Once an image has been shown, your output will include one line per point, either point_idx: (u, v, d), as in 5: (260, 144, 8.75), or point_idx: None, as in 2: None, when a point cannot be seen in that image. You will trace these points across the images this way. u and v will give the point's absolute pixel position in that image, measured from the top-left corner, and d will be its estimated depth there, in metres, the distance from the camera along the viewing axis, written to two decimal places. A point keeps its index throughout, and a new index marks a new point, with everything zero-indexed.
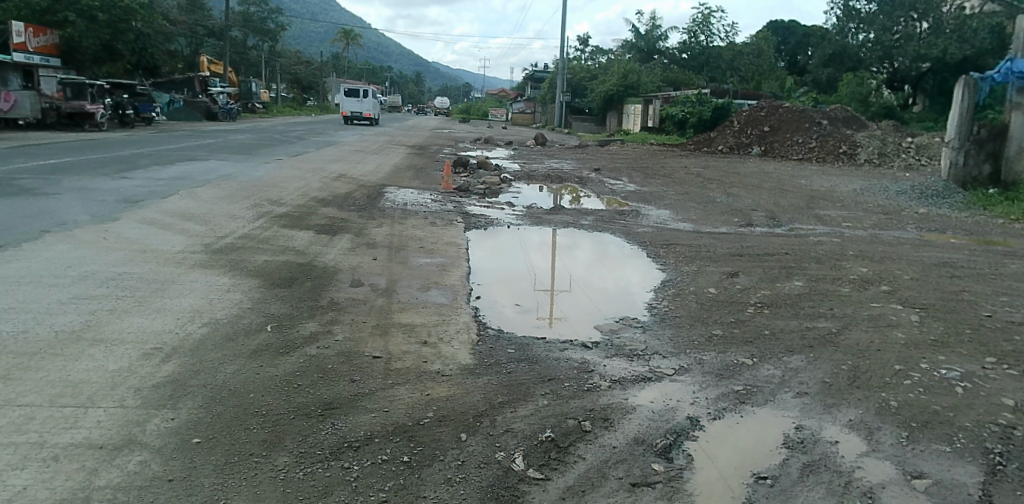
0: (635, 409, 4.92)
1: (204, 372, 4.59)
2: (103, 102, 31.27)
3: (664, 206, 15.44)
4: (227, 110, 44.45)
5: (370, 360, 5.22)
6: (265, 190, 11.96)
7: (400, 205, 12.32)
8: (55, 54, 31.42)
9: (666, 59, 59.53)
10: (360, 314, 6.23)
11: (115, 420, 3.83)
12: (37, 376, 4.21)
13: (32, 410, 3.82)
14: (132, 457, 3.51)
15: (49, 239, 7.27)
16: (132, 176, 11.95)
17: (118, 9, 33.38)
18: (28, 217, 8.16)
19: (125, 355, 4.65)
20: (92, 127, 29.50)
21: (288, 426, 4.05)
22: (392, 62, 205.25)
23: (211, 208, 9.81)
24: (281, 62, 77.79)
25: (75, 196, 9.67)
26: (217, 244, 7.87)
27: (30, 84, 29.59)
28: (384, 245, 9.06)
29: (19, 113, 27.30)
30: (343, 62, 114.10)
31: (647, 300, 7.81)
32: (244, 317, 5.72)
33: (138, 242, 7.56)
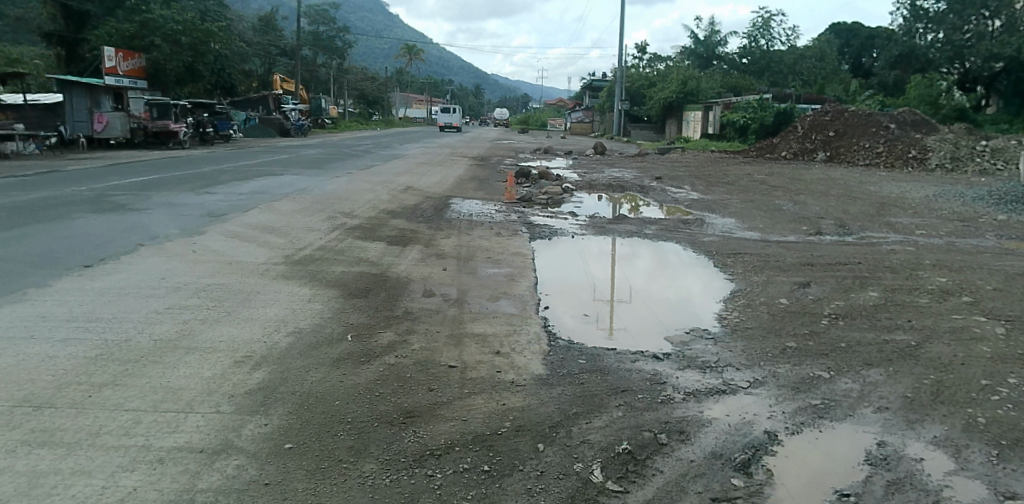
0: (711, 423, 4.84)
1: (292, 379, 4.76)
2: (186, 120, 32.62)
3: (728, 214, 15.18)
4: (298, 126, 46.01)
5: (446, 370, 5.31)
6: (338, 203, 12.34)
7: (465, 216, 12.51)
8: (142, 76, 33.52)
9: (725, 64, 58.65)
10: (433, 324, 6.36)
11: (213, 425, 4.02)
12: (141, 382, 4.45)
13: (138, 415, 4.05)
14: (230, 461, 3.68)
15: (144, 252, 7.70)
16: (215, 191, 12.53)
17: (199, 32, 35.17)
18: (124, 231, 8.67)
19: (218, 363, 4.87)
20: (176, 145, 30.86)
21: (372, 434, 4.17)
22: (452, 75, 208.93)
23: (289, 221, 10.20)
24: (347, 78, 80.33)
25: (164, 211, 10.20)
26: (296, 256, 8.17)
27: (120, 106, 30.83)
28: (452, 255, 9.19)
29: (110, 134, 29.24)
30: (407, 76, 117.11)
31: (715, 311, 7.69)
32: (326, 326, 5.91)
33: (225, 254, 7.93)
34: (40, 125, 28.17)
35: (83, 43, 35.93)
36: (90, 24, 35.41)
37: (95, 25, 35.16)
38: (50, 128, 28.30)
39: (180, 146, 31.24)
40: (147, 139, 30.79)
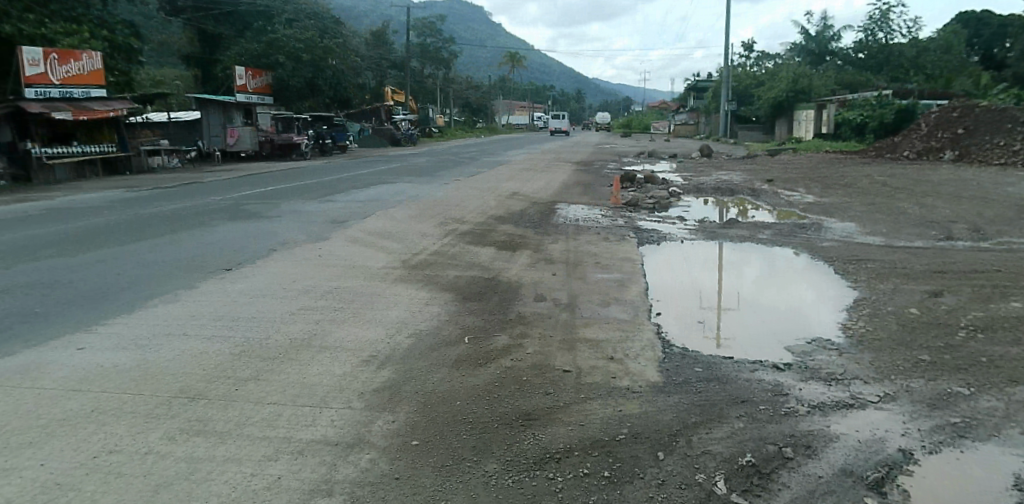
0: (839, 438, 4.59)
1: (415, 379, 4.95)
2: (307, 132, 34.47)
3: (847, 218, 14.34)
4: (408, 136, 47.67)
5: (561, 373, 5.34)
6: (450, 209, 12.68)
7: (571, 221, 12.51)
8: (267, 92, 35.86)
9: (840, 60, 55.53)
10: (546, 328, 6.41)
11: (346, 420, 4.24)
12: (280, 377, 4.78)
13: (279, 408, 4.34)
14: (363, 455, 3.87)
15: (277, 256, 8.23)
16: (336, 199, 13.20)
17: (318, 49, 37.26)
18: (257, 237, 9.29)
19: (348, 361, 5.14)
20: (299, 156, 32.28)
21: (492, 435, 4.25)
22: (554, 81, 209.78)
23: (405, 226, 10.59)
24: (454, 87, 82.46)
25: (291, 218, 10.85)
26: (413, 260, 8.48)
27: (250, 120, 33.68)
28: (561, 260, 9.23)
29: (242, 146, 31.29)
30: (510, 83, 118.67)
31: (838, 321, 7.28)
32: (444, 328, 6.09)
33: (348, 258, 8.34)
34: (180, 140, 30.86)
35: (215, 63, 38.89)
36: (222, 46, 38.28)
37: (227, 47, 38.04)
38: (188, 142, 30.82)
39: (303, 158, 32.55)
40: (274, 151, 32.59)
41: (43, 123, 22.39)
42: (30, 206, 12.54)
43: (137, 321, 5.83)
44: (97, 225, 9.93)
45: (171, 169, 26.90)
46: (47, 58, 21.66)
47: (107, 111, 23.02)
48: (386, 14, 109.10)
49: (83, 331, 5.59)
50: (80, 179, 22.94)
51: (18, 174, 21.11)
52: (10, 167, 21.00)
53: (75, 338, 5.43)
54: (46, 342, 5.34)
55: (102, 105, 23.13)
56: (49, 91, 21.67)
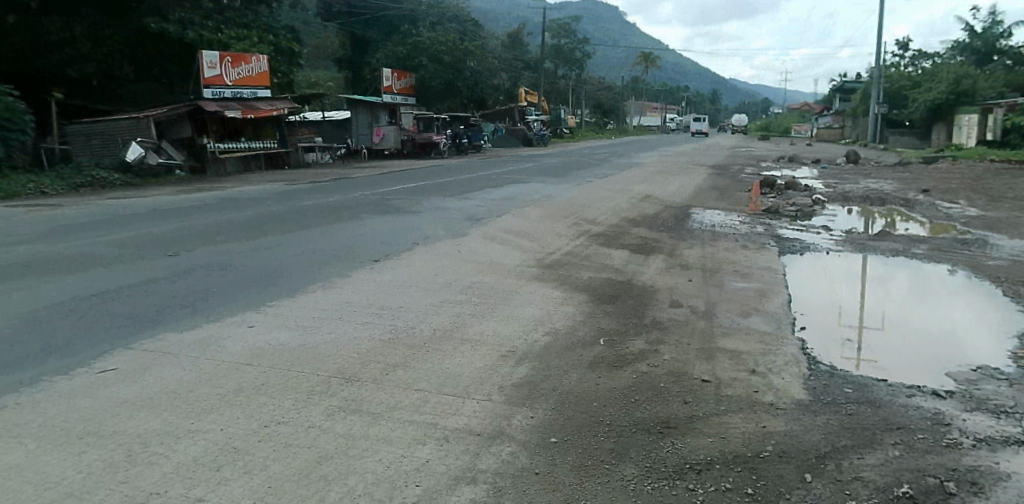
0: (1011, 477, 4.14)
1: (552, 377, 5.04)
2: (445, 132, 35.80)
3: (1018, 235, 12.93)
4: (540, 136, 48.12)
5: (700, 383, 5.21)
6: (583, 210, 12.69)
7: (708, 227, 12.16)
8: None
9: (1011, 59, 50.07)
10: (683, 335, 6.27)
11: (487, 412, 4.40)
12: (426, 366, 5.05)
13: (425, 395, 4.59)
14: (504, 447, 3.98)
15: (420, 250, 8.63)
16: (472, 197, 13.60)
17: (457, 51, 38.48)
18: (402, 231, 9.77)
19: (489, 354, 5.34)
20: (437, 155, 33.54)
21: (632, 439, 4.22)
22: (688, 81, 204.05)
23: (539, 226, 10.74)
24: (585, 88, 82.13)
25: (432, 214, 11.32)
26: (548, 259, 8.60)
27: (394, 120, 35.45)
28: (698, 267, 9.00)
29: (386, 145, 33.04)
30: (642, 84, 116.61)
31: (1007, 348, 6.58)
32: (579, 328, 6.14)
33: (486, 255, 8.59)
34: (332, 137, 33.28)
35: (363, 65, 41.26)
36: (370, 49, 40.51)
37: (376, 50, 40.28)
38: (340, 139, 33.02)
39: (441, 156, 33.75)
40: (415, 149, 34.15)
41: (217, 120, 24.76)
42: (207, 195, 13.88)
43: (297, 304, 6.34)
44: (262, 215, 10.84)
45: (323, 165, 28.97)
46: (223, 61, 23.91)
47: (272, 110, 25.17)
48: (522, 15, 110.53)
49: (253, 310, 6.15)
50: (246, 171, 25.15)
51: (195, 165, 23.46)
52: (189, 159, 23.39)
53: (247, 316, 6.00)
54: (223, 318, 5.94)
55: (266, 105, 25.29)
56: (223, 91, 23.93)
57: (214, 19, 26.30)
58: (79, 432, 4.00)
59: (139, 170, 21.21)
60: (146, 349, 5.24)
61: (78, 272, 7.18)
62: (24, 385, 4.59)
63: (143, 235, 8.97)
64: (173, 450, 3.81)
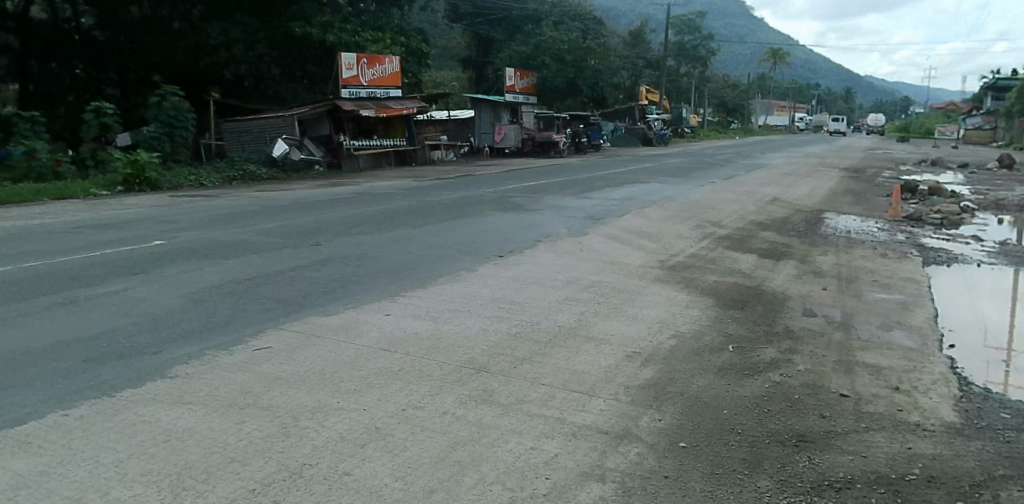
0: None
1: (679, 380, 4.98)
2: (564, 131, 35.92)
3: None
4: (661, 136, 47.17)
5: (837, 397, 4.95)
6: (707, 212, 12.38)
7: (843, 233, 11.48)
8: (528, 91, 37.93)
9: None
10: (819, 346, 5.98)
11: (614, 411, 4.42)
12: (551, 362, 5.18)
13: (551, 390, 4.70)
14: (631, 447, 3.97)
15: (542, 247, 8.79)
16: (592, 196, 13.58)
17: (580, 50, 38.41)
18: (524, 228, 9.96)
19: (612, 354, 5.38)
20: (556, 154, 33.91)
21: (764, 450, 4.08)
22: (820, 78, 192.88)
23: (661, 227, 10.58)
24: (709, 86, 79.46)
25: (554, 212, 11.43)
26: (671, 261, 8.48)
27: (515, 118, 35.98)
28: (832, 275, 8.54)
29: (507, 143, 33.70)
30: (769, 82, 111.45)
31: None
32: (706, 333, 6.03)
33: (608, 254, 8.61)
34: (456, 136, 34.29)
35: (486, 65, 42.10)
36: (493, 48, 41.28)
37: (499, 50, 40.89)
38: (463, 138, 34.06)
39: (560, 155, 34.07)
40: (534, 148, 34.63)
41: (352, 119, 26.16)
42: (343, 190, 14.65)
43: (428, 296, 6.70)
44: (393, 209, 11.37)
45: (448, 162, 29.82)
46: (359, 62, 25.21)
47: (402, 109, 26.22)
48: (645, 11, 108.33)
49: (387, 299, 6.57)
50: (377, 167, 26.45)
51: (332, 161, 24.89)
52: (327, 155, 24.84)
53: (382, 304, 6.42)
54: (360, 305, 6.38)
55: (397, 103, 26.41)
56: (359, 90, 25.24)
57: (353, 22, 27.61)
58: (240, 403, 4.48)
59: (284, 165, 22.75)
60: (295, 330, 5.76)
61: (233, 257, 7.86)
62: (193, 357, 5.20)
63: (287, 225, 9.66)
64: (321, 426, 4.17)
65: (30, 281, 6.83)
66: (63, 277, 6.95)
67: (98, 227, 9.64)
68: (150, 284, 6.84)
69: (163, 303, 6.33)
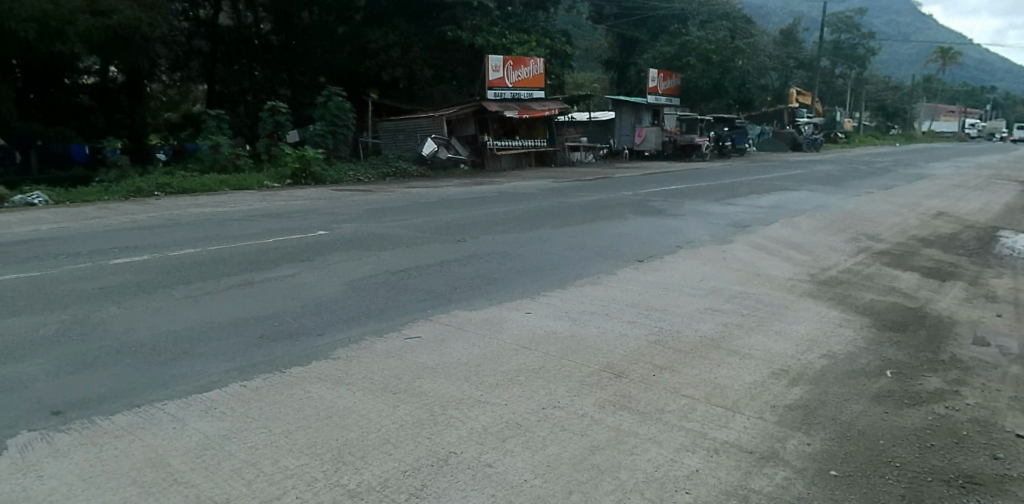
0: None
1: (830, 404, 4.75)
2: (707, 134, 35.02)
3: None
4: (811, 140, 44.55)
5: (1013, 438, 4.46)
6: (862, 224, 11.59)
7: (1022, 254, 10.37)
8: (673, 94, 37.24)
9: None
10: (991, 379, 5.44)
11: (758, 430, 4.29)
12: (692, 373, 5.12)
13: (693, 402, 4.64)
14: (777, 471, 3.83)
15: (683, 253, 8.68)
16: (737, 203, 13.15)
17: (727, 50, 37.00)
18: (664, 232, 9.87)
19: (757, 370, 5.24)
20: (698, 157, 33.46)
21: (925, 487, 3.77)
22: (998, 79, 173.60)
23: (811, 238, 10.08)
24: (867, 87, 73.83)
25: (695, 217, 11.21)
26: (821, 275, 8.07)
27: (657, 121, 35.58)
28: (1009, 300, 7.72)
29: (647, 146, 33.56)
30: (938, 84, 101.76)
31: None
32: (861, 356, 5.68)
33: (752, 264, 8.35)
34: (596, 137, 34.43)
35: (628, 66, 41.70)
36: (637, 48, 40.79)
37: (642, 50, 40.31)
38: (603, 140, 34.15)
39: (701, 159, 33.61)
40: (675, 151, 34.29)
41: (496, 120, 26.88)
42: (486, 189, 15.15)
43: (568, 297, 6.85)
44: (536, 208, 11.62)
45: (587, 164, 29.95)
46: (505, 64, 25.89)
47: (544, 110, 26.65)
48: (799, 8, 102.28)
49: (530, 298, 6.78)
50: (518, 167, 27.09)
51: (476, 160, 25.89)
52: (472, 154, 25.87)
53: (524, 303, 6.65)
54: (503, 302, 6.65)
55: (540, 105, 26.88)
56: (504, 92, 25.92)
57: (503, 23, 28.14)
58: (394, 388, 4.81)
59: (432, 163, 23.91)
60: (442, 322, 6.10)
61: (387, 250, 8.35)
62: (352, 341, 5.65)
63: (435, 221, 10.13)
64: (466, 416, 4.39)
65: (214, 263, 7.65)
66: (241, 260, 7.73)
67: (273, 216, 10.61)
68: (313, 270, 7.45)
69: (325, 289, 6.88)
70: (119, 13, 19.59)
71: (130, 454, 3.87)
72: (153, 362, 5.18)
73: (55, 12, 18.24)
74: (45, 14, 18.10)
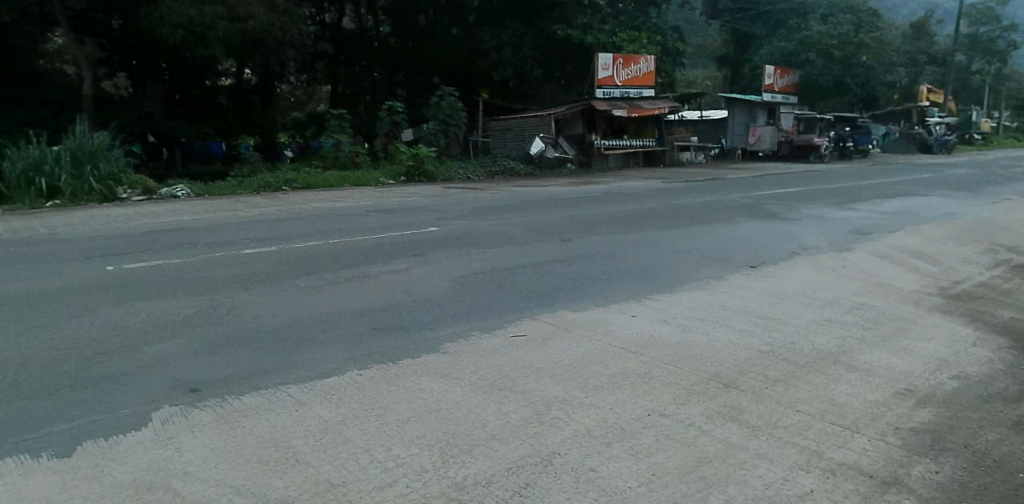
0: None
1: (962, 430, 4.41)
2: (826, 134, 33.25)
3: None
4: (943, 142, 41.31)
5: None
6: (1002, 234, 10.64)
7: None
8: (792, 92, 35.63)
9: None
10: None
11: (879, 453, 4.05)
12: (808, 388, 4.92)
13: (807, 419, 4.45)
14: (899, 497, 3.58)
15: (798, 260, 8.31)
16: (857, 208, 12.42)
17: (851, 44, 34.88)
18: (778, 237, 9.49)
19: (879, 389, 4.95)
20: (816, 158, 31.82)
21: None
22: None
23: (942, 248, 9.37)
24: (1009, 83, 67.56)
25: (812, 223, 10.68)
26: (953, 289, 7.50)
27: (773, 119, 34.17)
28: None
29: (761, 146, 32.44)
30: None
31: None
32: (1000, 380, 5.23)
33: (875, 274, 7.88)
34: (707, 136, 33.55)
35: (742, 62, 40.24)
36: (753, 44, 39.27)
37: (757, 46, 38.79)
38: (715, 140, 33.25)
39: (820, 160, 31.95)
40: (791, 151, 32.78)
41: (605, 119, 26.71)
42: (591, 188, 15.12)
43: (676, 301, 6.74)
44: (642, 209, 11.46)
45: (697, 164, 29.19)
46: (615, 62, 25.75)
47: (654, 109, 26.29)
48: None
49: (635, 301, 6.73)
50: (625, 167, 26.80)
51: (584, 160, 25.71)
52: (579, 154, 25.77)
53: (629, 306, 6.61)
54: (608, 304, 6.63)
55: (650, 104, 26.56)
56: (613, 90, 25.79)
57: (614, 20, 27.81)
58: (499, 385, 4.92)
59: (539, 162, 24.09)
60: (547, 321, 6.17)
61: (493, 247, 8.52)
62: (459, 336, 5.81)
63: (541, 220, 10.19)
64: (571, 418, 4.42)
65: (333, 256, 8.05)
66: (357, 254, 8.10)
67: (386, 212, 11.04)
68: (424, 265, 7.71)
69: (435, 285, 7.11)
70: (254, 17, 20.87)
71: (257, 433, 4.16)
72: (277, 347, 5.55)
73: (199, 18, 20.04)
74: (191, 20, 19.90)
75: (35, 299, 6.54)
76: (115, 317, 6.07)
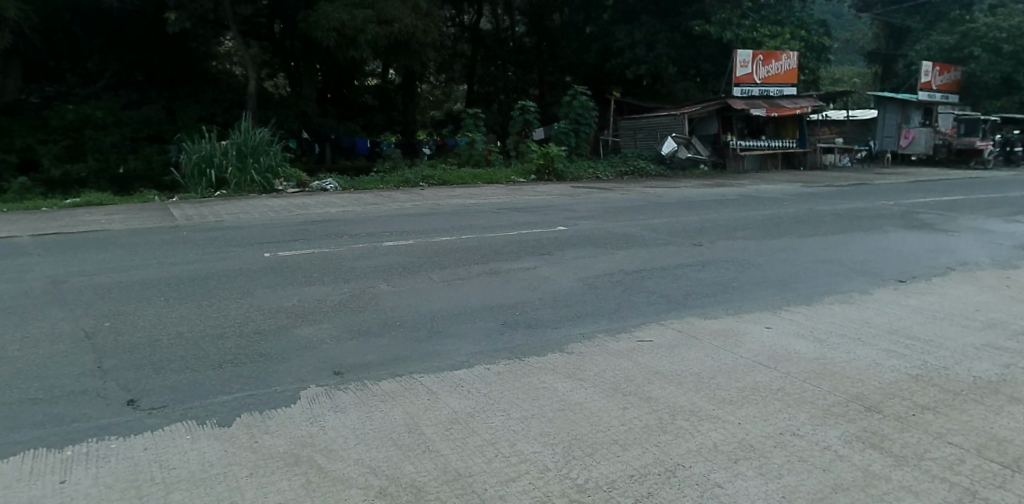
0: None
1: None
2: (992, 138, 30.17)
3: None
4: None
5: None
6: None
7: None
8: (953, 90, 32.61)
9: None
10: None
11: None
12: (963, 418, 4.53)
13: (961, 453, 4.10)
14: None
15: (956, 277, 7.64)
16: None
17: None
18: (933, 250, 8.76)
19: None
20: (978, 164, 28.98)
21: None
22: None
23: None
24: None
25: (975, 236, 9.74)
26: None
27: (929, 120, 31.52)
28: None
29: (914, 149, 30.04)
30: None
31: None
32: None
33: None
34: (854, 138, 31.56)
35: (897, 57, 37.29)
36: (910, 38, 36.28)
37: (914, 39, 35.80)
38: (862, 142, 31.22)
39: (982, 166, 29.07)
40: (949, 156, 30.06)
41: (742, 119, 25.85)
42: (727, 191, 14.63)
43: (816, 315, 6.41)
44: (781, 214, 10.98)
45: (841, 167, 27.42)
46: (755, 58, 24.80)
47: (796, 108, 24.99)
48: None
49: (771, 310, 6.51)
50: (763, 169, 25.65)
51: (718, 161, 25.05)
52: (713, 155, 25.11)
53: (763, 316, 6.38)
54: (741, 313, 6.44)
55: (791, 102, 25.29)
56: (752, 89, 24.86)
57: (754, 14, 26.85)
58: (624, 388, 4.93)
59: (671, 163, 23.72)
60: (676, 328, 6.07)
61: (620, 248, 8.51)
62: (585, 337, 5.86)
63: (672, 222, 10.02)
64: (698, 430, 4.34)
65: (465, 251, 8.31)
66: (490, 251, 8.31)
67: (518, 210, 11.25)
68: (552, 264, 7.81)
69: (563, 285, 7.19)
70: (399, 21, 21.86)
71: (392, 419, 4.42)
72: (413, 337, 5.85)
73: (350, 22, 21.26)
74: (343, 24, 21.30)
75: (203, 281, 7.28)
76: (270, 300, 6.65)
